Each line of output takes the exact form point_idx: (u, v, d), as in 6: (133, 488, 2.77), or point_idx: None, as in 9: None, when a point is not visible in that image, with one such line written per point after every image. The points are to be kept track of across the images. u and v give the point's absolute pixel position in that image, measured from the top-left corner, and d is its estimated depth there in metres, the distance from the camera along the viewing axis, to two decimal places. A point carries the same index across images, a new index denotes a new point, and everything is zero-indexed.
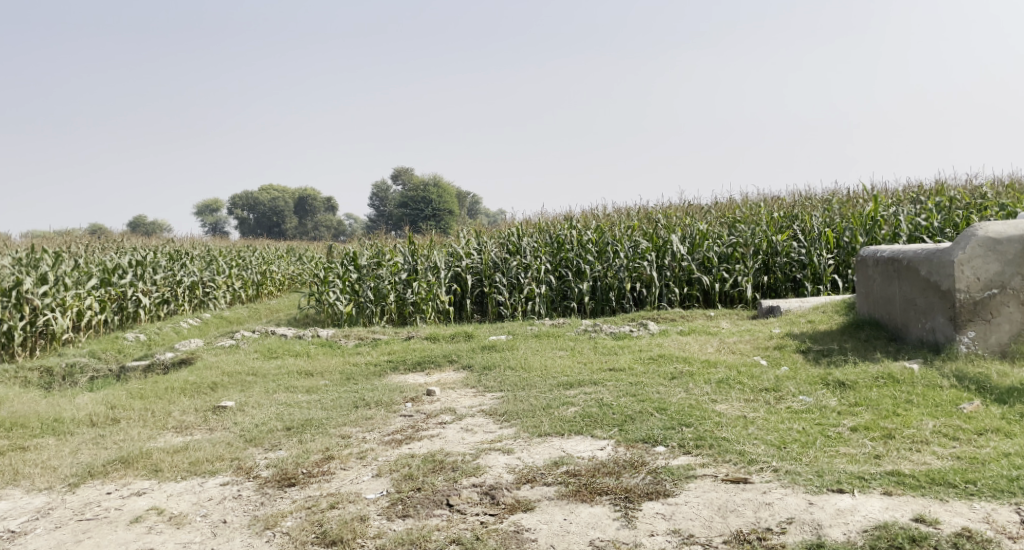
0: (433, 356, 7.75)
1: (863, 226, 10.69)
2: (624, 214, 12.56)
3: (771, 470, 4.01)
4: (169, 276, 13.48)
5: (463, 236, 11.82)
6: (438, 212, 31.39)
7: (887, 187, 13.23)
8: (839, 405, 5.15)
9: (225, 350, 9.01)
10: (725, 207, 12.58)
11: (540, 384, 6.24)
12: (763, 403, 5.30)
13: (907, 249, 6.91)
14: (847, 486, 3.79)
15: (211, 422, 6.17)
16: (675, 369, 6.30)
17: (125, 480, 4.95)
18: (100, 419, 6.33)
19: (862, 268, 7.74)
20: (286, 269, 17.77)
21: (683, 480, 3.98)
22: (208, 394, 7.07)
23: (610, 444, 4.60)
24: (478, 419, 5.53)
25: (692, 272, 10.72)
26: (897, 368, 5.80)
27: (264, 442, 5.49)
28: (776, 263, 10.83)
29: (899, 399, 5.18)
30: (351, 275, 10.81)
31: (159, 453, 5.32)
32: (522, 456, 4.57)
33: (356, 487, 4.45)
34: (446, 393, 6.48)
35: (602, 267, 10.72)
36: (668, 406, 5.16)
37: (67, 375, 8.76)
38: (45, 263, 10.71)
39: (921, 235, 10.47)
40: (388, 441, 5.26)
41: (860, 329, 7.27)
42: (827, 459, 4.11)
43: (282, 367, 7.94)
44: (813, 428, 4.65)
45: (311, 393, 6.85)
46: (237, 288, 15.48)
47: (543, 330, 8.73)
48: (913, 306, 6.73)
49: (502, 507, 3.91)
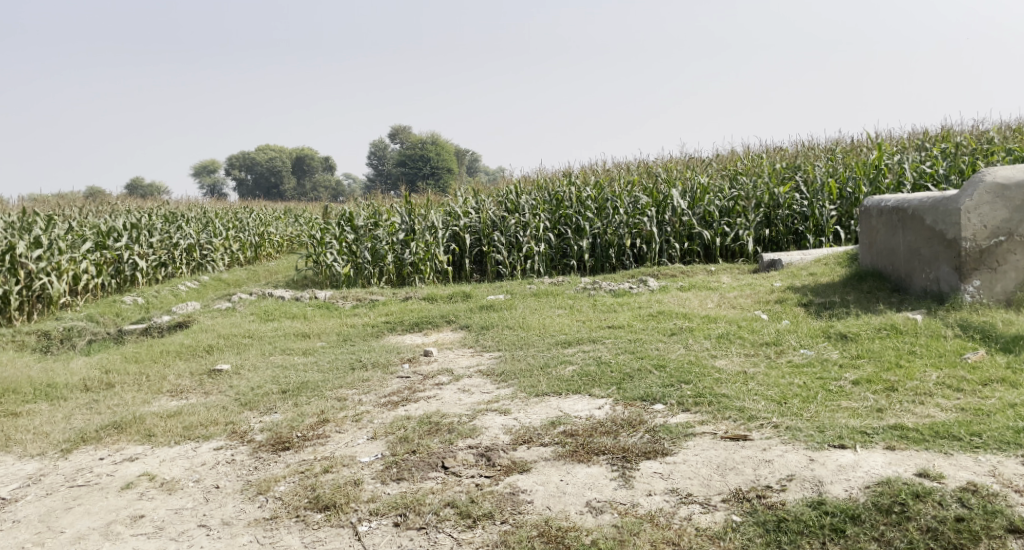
0: (431, 316, 7.66)
1: (866, 175, 10.53)
2: (624, 169, 12.39)
3: (772, 427, 3.94)
4: (166, 239, 13.35)
5: (461, 194, 11.65)
6: (437, 170, 31.12)
7: (891, 135, 13.04)
8: (841, 358, 5.07)
9: (221, 313, 8.94)
10: (726, 160, 12.41)
11: (538, 343, 6.16)
12: (763, 358, 5.22)
13: (912, 198, 6.76)
14: (849, 441, 3.71)
15: (207, 386, 6.11)
16: (674, 325, 6.21)
17: (118, 446, 4.90)
18: (94, 384, 6.28)
19: (865, 219, 7.60)
20: (284, 231, 17.64)
21: (681, 438, 3.91)
22: (204, 358, 7.00)
23: (608, 403, 4.52)
24: (476, 379, 5.46)
25: (693, 227, 10.59)
26: (900, 319, 5.70)
27: (259, 406, 5.43)
28: (778, 216, 10.70)
29: (903, 350, 5.10)
30: (348, 236, 10.69)
31: (153, 418, 5.26)
32: (519, 416, 4.50)
33: (351, 451, 4.39)
34: (443, 353, 6.42)
35: (602, 224, 10.59)
36: (667, 363, 5.08)
37: (65, 338, 8.71)
38: (38, 226, 10.57)
39: (926, 182, 10.31)
40: (385, 403, 5.19)
41: (863, 281, 7.16)
42: (828, 414, 4.03)
43: (280, 329, 7.87)
44: (814, 382, 4.57)
45: (308, 355, 6.79)
46: (235, 250, 15.36)
47: (542, 288, 8.63)
48: (917, 256, 6.61)
49: (498, 469, 3.85)
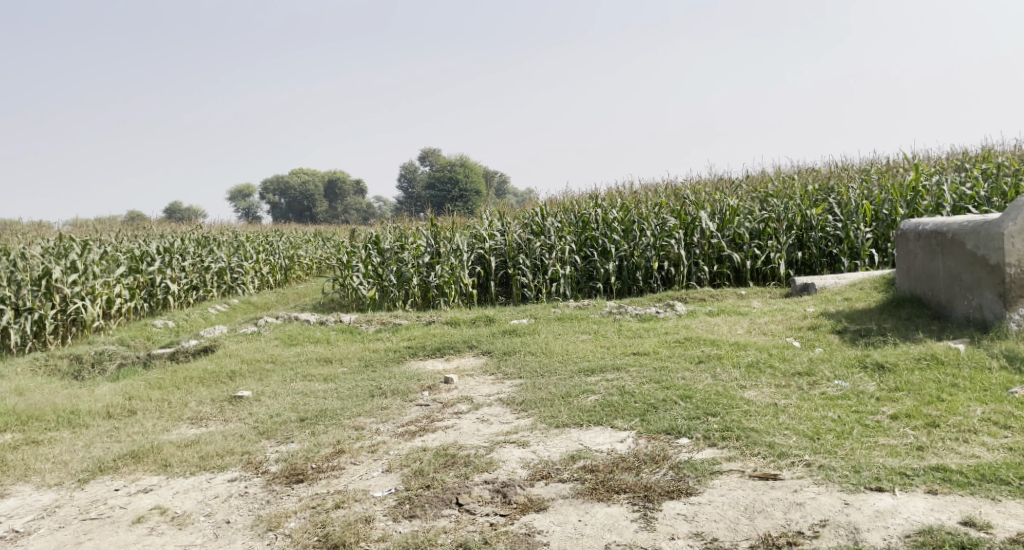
0: (453, 341, 7.51)
1: (903, 197, 10.22)
2: (652, 191, 12.21)
3: (804, 465, 3.72)
4: (198, 262, 13.40)
5: (487, 217, 11.52)
6: (467, 193, 31.12)
7: (928, 156, 12.71)
8: (878, 390, 4.83)
9: (247, 337, 8.88)
10: (757, 181, 12.18)
11: (560, 370, 5.99)
12: (795, 389, 5.00)
13: (952, 221, 6.51)
14: (887, 484, 3.49)
15: (227, 413, 6.02)
16: (702, 353, 6.00)
17: (133, 476, 4.81)
18: (116, 411, 6.21)
19: (903, 242, 7.33)
20: (313, 253, 17.65)
21: (707, 476, 3.71)
22: (226, 384, 6.92)
23: (631, 436, 4.34)
24: (495, 408, 5.30)
25: (723, 249, 10.36)
26: (940, 349, 5.44)
27: (277, 435, 5.31)
28: (811, 239, 10.44)
29: (944, 383, 4.85)
30: (374, 259, 10.63)
31: (170, 447, 5.17)
32: (538, 449, 4.33)
33: (365, 484, 4.25)
34: (464, 380, 6.26)
35: (628, 246, 10.39)
36: (694, 393, 4.88)
37: (95, 362, 8.70)
38: (74, 251, 10.64)
39: (966, 204, 9.98)
40: (402, 433, 5.05)
41: (900, 307, 6.90)
42: (864, 452, 3.81)
43: (302, 354, 7.78)
44: (850, 416, 4.34)
45: (328, 381, 6.68)
46: (265, 273, 15.39)
47: (567, 312, 8.46)
48: (958, 282, 6.35)
49: (514, 507, 3.68)
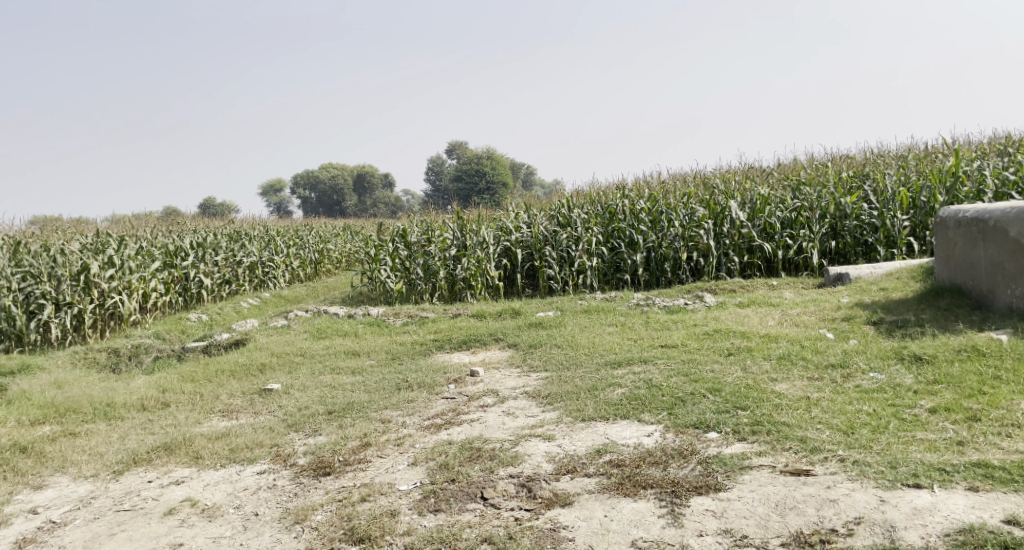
0: (480, 334, 7.46)
1: (942, 184, 9.95)
2: (681, 180, 12.04)
3: (838, 460, 3.62)
4: (230, 257, 13.50)
5: (514, 209, 11.45)
6: (494, 185, 31.07)
7: (967, 141, 12.38)
8: (915, 383, 4.69)
9: (277, 331, 8.92)
10: (789, 169, 11.96)
11: (587, 363, 5.92)
12: (829, 381, 4.88)
13: (993, 207, 6.33)
14: (925, 480, 3.37)
15: (257, 405, 6.03)
16: (732, 344, 5.89)
17: (166, 468, 4.83)
18: (150, 404, 6.25)
19: (941, 230, 7.14)
20: (342, 248, 17.74)
21: (736, 471, 3.62)
22: (256, 377, 6.94)
23: (658, 430, 4.26)
24: (521, 401, 5.24)
25: (754, 239, 10.19)
26: (981, 341, 5.28)
27: (305, 428, 5.30)
28: (845, 227, 10.24)
29: (986, 375, 4.70)
30: (401, 252, 10.61)
31: (201, 439, 5.18)
32: (564, 443, 4.27)
33: (390, 478, 4.21)
34: (490, 373, 6.21)
35: (656, 237, 10.26)
36: (723, 386, 4.78)
37: (132, 355, 8.78)
38: (110, 247, 10.75)
39: (1008, 190, 9.71)
40: (428, 426, 5.01)
41: (939, 297, 6.72)
42: (901, 446, 3.69)
43: (331, 347, 7.78)
44: (885, 410, 4.22)
45: (356, 374, 6.67)
46: (295, 267, 15.49)
47: (594, 305, 8.37)
48: (1001, 271, 6.18)
49: (539, 502, 3.63)
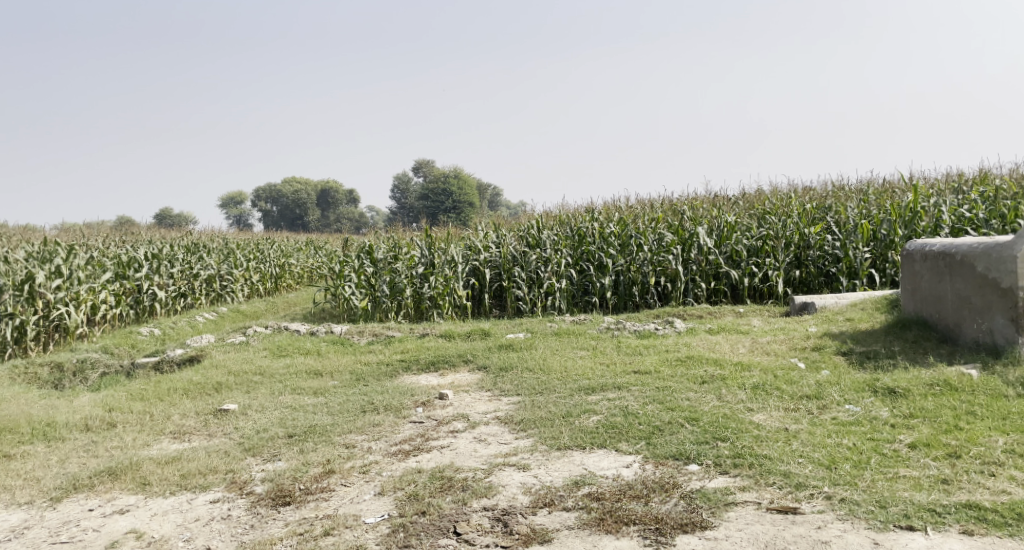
0: (448, 355, 7.28)
1: (902, 217, 10.10)
2: (648, 205, 12.02)
3: (824, 498, 3.56)
4: (186, 269, 13.11)
5: (482, 228, 11.29)
6: (459, 204, 30.92)
7: (925, 177, 12.59)
8: (892, 416, 4.64)
9: (234, 348, 8.62)
10: (754, 198, 12.03)
11: (560, 388, 5.78)
12: (805, 413, 4.82)
13: (960, 242, 6.36)
14: (918, 522, 3.34)
15: (211, 427, 5.78)
16: (706, 372, 5.81)
17: (110, 495, 4.56)
18: (95, 424, 5.95)
19: (908, 263, 7.18)
20: (305, 262, 17.41)
21: (721, 507, 3.53)
22: (211, 396, 6.66)
23: (636, 461, 4.13)
24: (493, 427, 5.08)
25: (721, 266, 10.20)
26: (953, 375, 5.27)
27: (263, 452, 5.07)
28: (808, 257, 10.30)
29: (960, 410, 4.67)
30: (367, 269, 10.36)
31: (150, 464, 4.90)
32: (540, 473, 4.12)
33: (355, 509, 4.02)
34: (459, 397, 6.04)
35: (625, 261, 10.21)
36: (700, 416, 4.67)
37: (77, 371, 8.41)
38: (58, 256, 10.34)
39: (965, 226, 9.94)
40: (395, 453, 4.81)
41: (906, 329, 6.74)
42: (886, 484, 3.64)
43: (292, 366, 7.52)
44: (865, 444, 4.16)
45: (318, 396, 6.44)
46: (255, 281, 15.12)
47: (563, 327, 8.25)
48: (967, 305, 6.21)
49: (516, 538, 3.49)
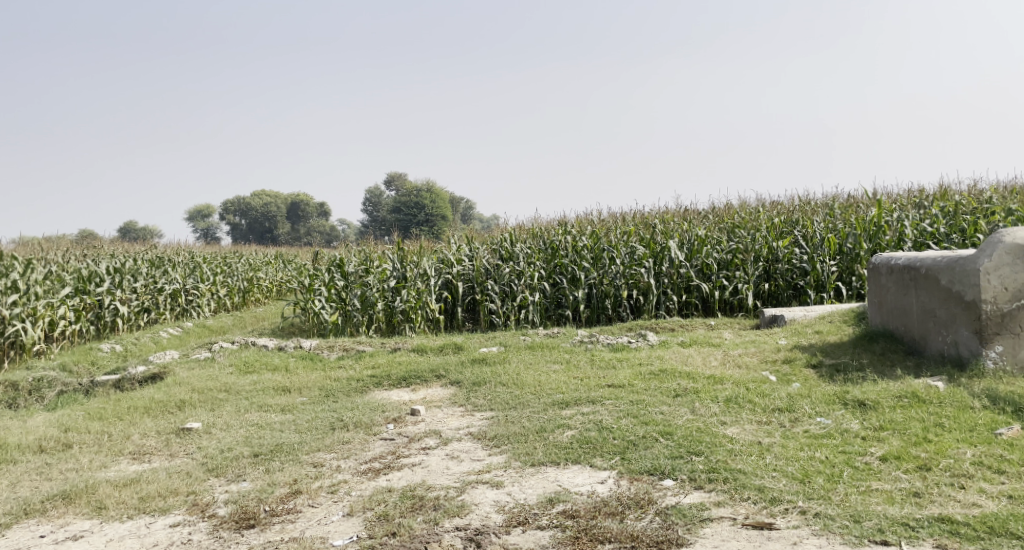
0: (420, 370, 7.20)
1: (867, 232, 10.23)
2: (619, 219, 12.06)
3: (799, 512, 3.57)
4: (150, 283, 12.87)
5: (454, 242, 11.23)
6: (432, 218, 30.79)
7: (888, 192, 12.79)
8: (863, 429, 4.66)
9: (199, 364, 8.45)
10: (723, 212, 12.12)
11: (533, 403, 5.73)
12: (778, 426, 4.82)
13: (925, 255, 6.45)
14: (892, 536, 3.36)
15: (173, 447, 5.64)
16: (678, 385, 5.80)
17: (63, 521, 4.42)
18: (49, 445, 5.78)
19: (874, 277, 7.26)
20: (273, 276, 17.20)
21: (697, 524, 3.53)
22: (174, 415, 6.51)
23: (611, 477, 4.10)
24: (465, 444, 5.02)
25: (691, 279, 10.24)
26: (921, 387, 5.31)
27: (227, 472, 4.95)
28: (777, 271, 10.39)
29: (929, 422, 4.71)
30: (338, 282, 10.24)
31: (107, 486, 4.76)
32: (513, 491, 4.07)
33: (323, 531, 3.94)
34: (431, 413, 5.96)
35: (597, 274, 10.21)
36: (674, 430, 4.66)
37: (33, 390, 8.18)
38: (16, 271, 10.09)
39: (928, 241, 10.15)
40: (365, 471, 4.73)
41: (875, 341, 6.80)
42: (860, 498, 3.66)
43: (259, 382, 7.38)
44: (838, 457, 4.17)
45: (285, 413, 6.33)
46: (222, 295, 14.88)
47: (536, 341, 8.21)
48: (932, 318, 6.28)
49: None
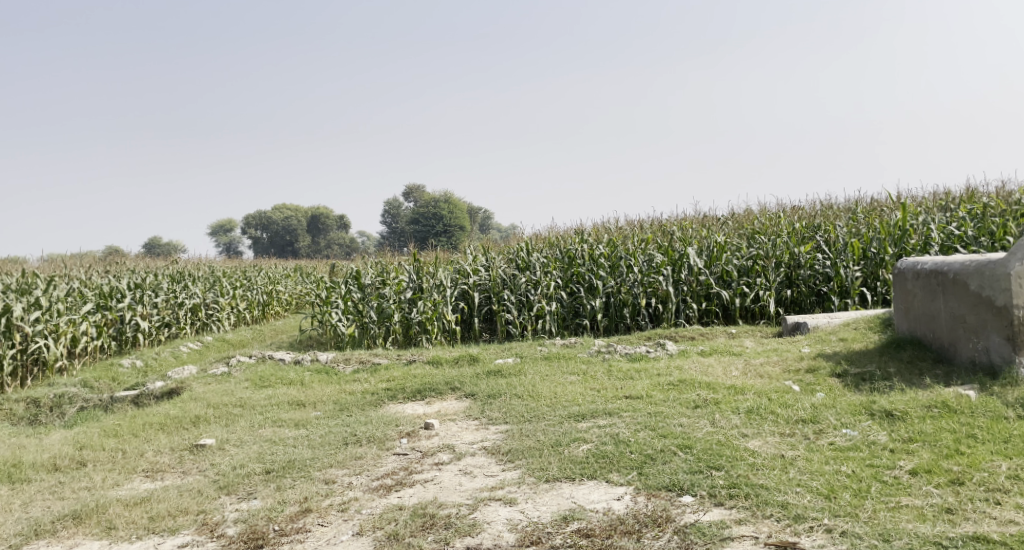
0: (435, 383, 7.09)
1: (891, 236, 9.99)
2: (638, 227, 11.91)
3: (824, 531, 3.43)
4: (171, 298, 12.89)
5: (471, 252, 11.13)
6: (451, 229, 30.75)
7: (912, 195, 12.52)
8: (891, 441, 4.49)
9: (216, 379, 8.40)
10: (743, 218, 11.93)
11: (549, 416, 5.60)
12: (801, 438, 4.66)
13: (952, 259, 6.25)
14: None
15: (186, 464, 5.57)
16: (698, 396, 5.63)
17: (73, 542, 4.36)
18: (64, 463, 5.73)
19: (900, 282, 7.05)
20: (292, 289, 17.19)
21: (718, 543, 3.39)
22: (189, 431, 6.45)
23: (628, 493, 3.96)
24: (479, 459, 4.90)
25: (711, 286, 10.06)
26: (951, 396, 5.12)
27: (238, 490, 4.86)
28: (799, 276, 10.19)
29: (960, 433, 4.52)
30: (354, 295, 10.17)
31: (117, 505, 4.70)
32: (527, 508, 3.94)
33: None
34: (445, 426, 5.85)
35: (615, 282, 10.07)
36: (694, 443, 4.50)
37: (53, 406, 8.17)
38: (38, 288, 10.12)
39: (955, 244, 9.89)
40: (377, 488, 4.62)
41: (901, 349, 6.60)
42: (889, 515, 3.50)
43: (274, 397, 7.31)
44: (865, 470, 4.00)
45: (299, 428, 6.24)
46: (242, 309, 14.88)
47: (553, 351, 8.07)
48: (961, 324, 6.08)
49: None
